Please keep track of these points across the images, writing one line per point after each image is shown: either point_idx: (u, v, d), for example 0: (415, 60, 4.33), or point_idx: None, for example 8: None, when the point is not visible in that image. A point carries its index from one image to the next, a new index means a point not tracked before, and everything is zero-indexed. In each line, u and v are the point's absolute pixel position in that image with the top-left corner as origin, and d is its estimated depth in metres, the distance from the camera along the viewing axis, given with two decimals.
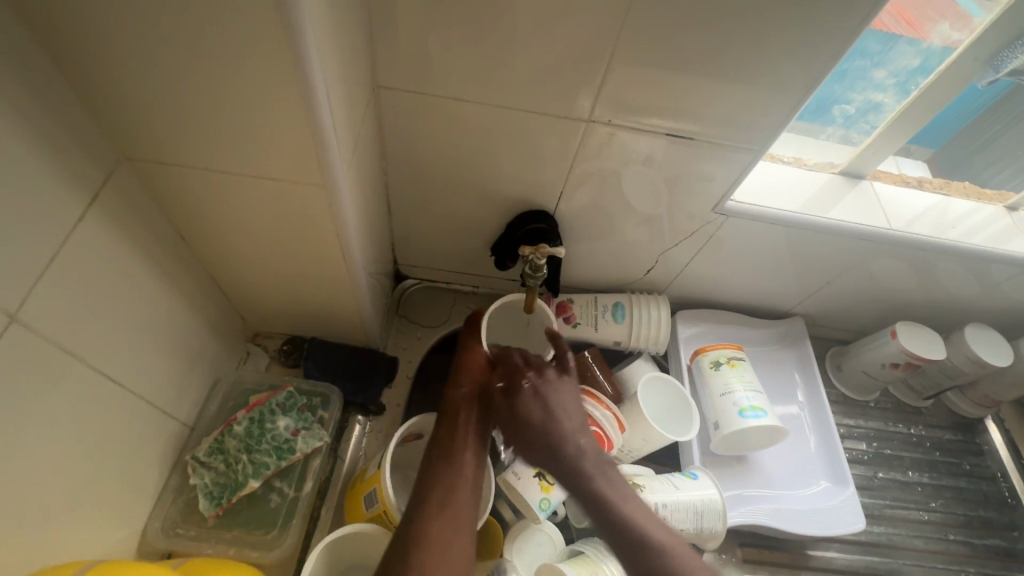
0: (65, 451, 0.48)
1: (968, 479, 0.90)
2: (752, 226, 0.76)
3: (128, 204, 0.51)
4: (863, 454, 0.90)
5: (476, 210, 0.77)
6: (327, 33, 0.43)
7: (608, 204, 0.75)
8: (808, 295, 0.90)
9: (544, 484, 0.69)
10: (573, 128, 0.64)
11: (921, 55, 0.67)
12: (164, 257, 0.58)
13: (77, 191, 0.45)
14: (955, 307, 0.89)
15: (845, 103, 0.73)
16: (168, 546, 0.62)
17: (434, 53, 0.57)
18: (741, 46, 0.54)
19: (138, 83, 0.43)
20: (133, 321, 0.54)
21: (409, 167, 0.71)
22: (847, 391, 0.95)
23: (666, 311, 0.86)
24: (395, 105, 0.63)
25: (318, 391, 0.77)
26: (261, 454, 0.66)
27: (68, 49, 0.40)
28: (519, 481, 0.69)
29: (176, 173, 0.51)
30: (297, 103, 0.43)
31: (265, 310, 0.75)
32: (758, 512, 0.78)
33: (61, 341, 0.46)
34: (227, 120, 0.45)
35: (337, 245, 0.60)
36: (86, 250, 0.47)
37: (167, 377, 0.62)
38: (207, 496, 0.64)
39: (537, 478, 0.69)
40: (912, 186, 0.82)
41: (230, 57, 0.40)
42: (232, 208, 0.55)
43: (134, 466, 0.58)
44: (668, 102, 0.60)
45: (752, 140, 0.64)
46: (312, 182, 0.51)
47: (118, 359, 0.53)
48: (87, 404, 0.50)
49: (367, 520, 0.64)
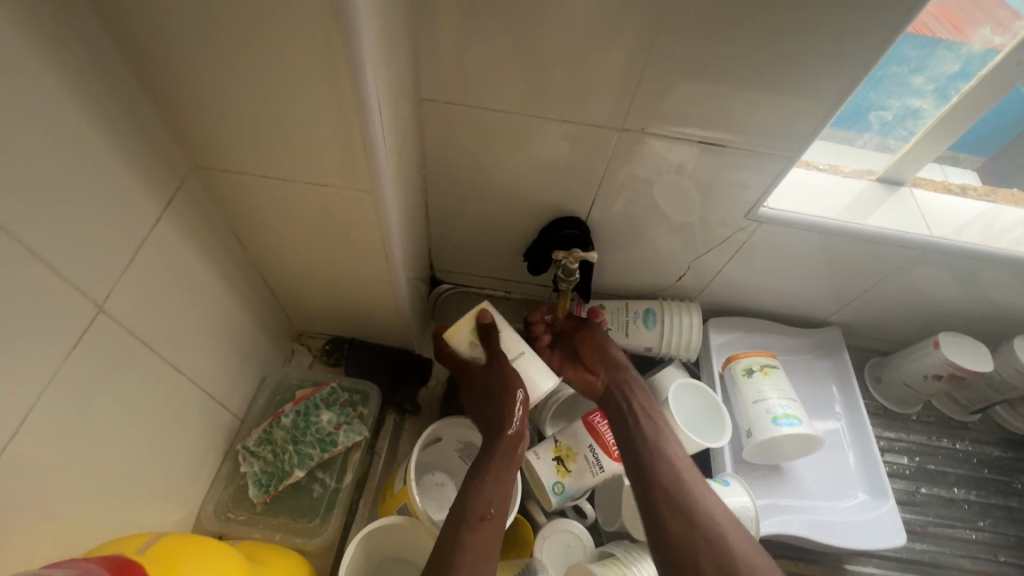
0: (135, 434, 0.53)
1: (1020, 498, 0.86)
2: (786, 233, 0.75)
3: (196, 208, 0.56)
4: (904, 468, 0.87)
5: (511, 216, 0.79)
6: (379, 49, 0.46)
7: (641, 211, 0.76)
8: (846, 304, 0.88)
9: (560, 469, 0.72)
10: (607, 137, 0.66)
11: (960, 60, 0.66)
12: (223, 258, 0.62)
13: (154, 197, 0.50)
14: (1003, 318, 0.86)
15: (882, 109, 0.73)
16: (220, 529, 0.66)
17: (477, 67, 0.60)
18: (773, 57, 0.55)
19: (210, 98, 0.47)
20: (196, 317, 0.59)
21: (447, 175, 0.75)
22: (886, 403, 0.93)
23: (697, 318, 0.86)
24: (437, 116, 0.67)
25: (358, 388, 0.80)
26: (306, 446, 0.70)
27: (151, 67, 0.45)
28: (538, 460, 0.73)
29: (238, 181, 0.55)
30: (352, 113, 0.46)
31: (311, 311, 0.80)
32: (792, 522, 0.77)
33: (136, 332, 0.50)
34: (287, 130, 0.49)
35: (380, 249, 0.63)
36: (160, 248, 0.51)
37: (222, 370, 0.66)
38: (256, 483, 0.68)
39: (554, 461, 0.72)
40: (956, 192, 0.81)
41: (291, 73, 0.44)
42: (286, 213, 0.60)
43: (192, 452, 0.63)
44: (702, 112, 0.61)
45: (785, 147, 0.64)
46: (362, 189, 0.54)
47: (182, 352, 0.58)
48: (155, 391, 0.54)
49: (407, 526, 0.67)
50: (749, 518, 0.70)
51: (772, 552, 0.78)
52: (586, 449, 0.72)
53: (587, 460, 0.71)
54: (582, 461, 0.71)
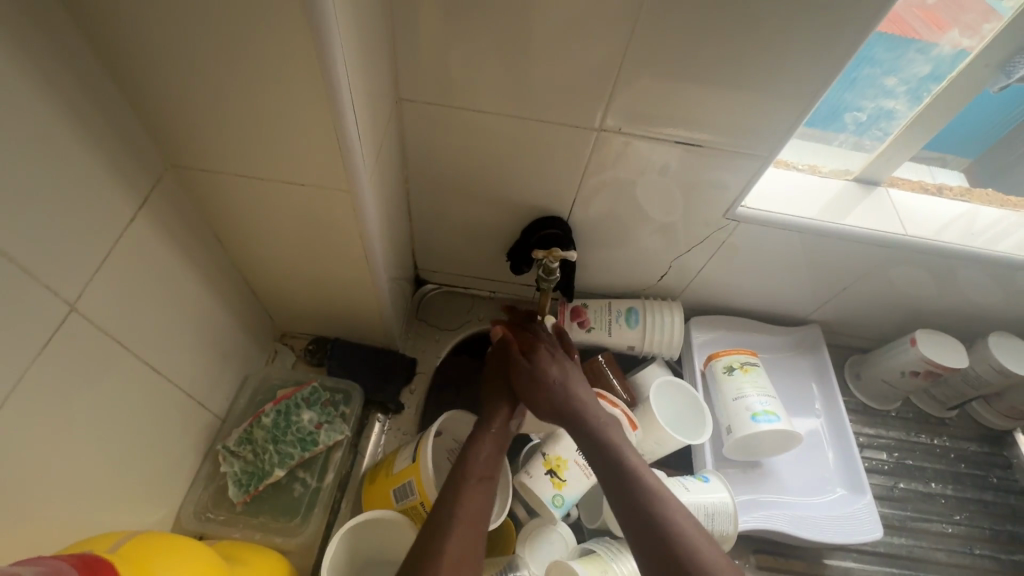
0: (111, 433, 0.52)
1: (995, 492, 0.88)
2: (764, 232, 0.76)
3: (172, 207, 0.56)
4: (883, 464, 0.88)
5: (493, 216, 0.80)
6: (353, 48, 0.46)
7: (622, 211, 0.77)
8: (825, 302, 0.90)
9: (555, 481, 0.71)
10: (585, 137, 0.67)
11: (931, 62, 0.67)
12: (202, 257, 0.62)
13: (128, 195, 0.50)
14: (978, 315, 0.88)
15: (856, 110, 0.74)
16: (200, 529, 0.66)
17: (456, 67, 0.61)
18: (745, 58, 0.56)
19: (183, 97, 0.47)
20: (173, 316, 0.59)
21: (429, 175, 0.75)
22: (865, 400, 0.94)
23: (679, 317, 0.87)
24: (417, 117, 0.67)
25: (341, 388, 0.80)
26: (287, 445, 0.70)
27: (124, 66, 0.45)
28: (532, 478, 0.71)
29: (215, 180, 0.55)
30: (326, 113, 0.47)
31: (293, 311, 0.80)
32: (772, 517, 0.78)
33: (111, 330, 0.50)
34: (261, 128, 0.49)
35: (359, 248, 0.63)
36: (135, 246, 0.51)
37: (202, 370, 0.66)
38: (235, 483, 0.67)
39: (548, 475, 0.71)
40: (931, 192, 0.82)
41: (263, 72, 0.44)
42: (265, 213, 0.60)
43: (170, 452, 0.62)
44: (678, 113, 0.62)
45: (760, 147, 0.65)
46: (339, 188, 0.54)
47: (159, 351, 0.57)
48: (131, 390, 0.54)
49: (397, 510, 0.67)
50: (727, 514, 0.71)
51: (752, 547, 0.79)
52: (574, 452, 0.71)
53: (578, 465, 0.71)
54: (574, 467, 0.71)
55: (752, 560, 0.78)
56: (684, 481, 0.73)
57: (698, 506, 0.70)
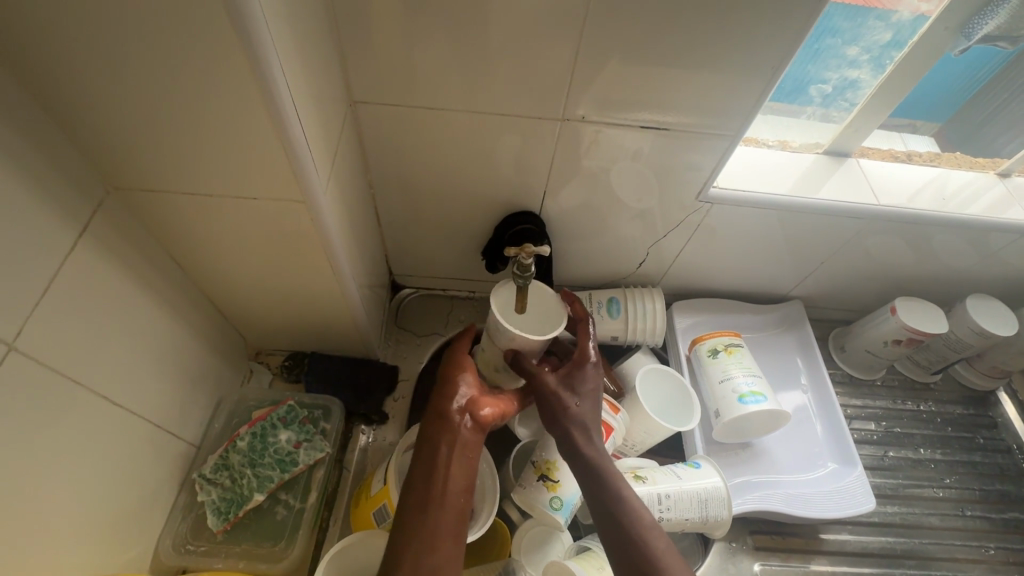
0: (74, 475, 0.50)
1: (983, 453, 0.89)
2: (739, 212, 0.76)
3: (118, 232, 0.53)
4: (872, 434, 0.89)
5: (464, 216, 0.78)
6: (289, 53, 0.44)
7: (595, 201, 0.75)
8: (805, 277, 0.90)
9: (549, 484, 0.69)
10: (548, 128, 0.65)
11: (891, 28, 0.66)
12: (158, 282, 0.59)
13: (67, 224, 0.47)
14: (956, 279, 0.88)
15: (822, 82, 0.73)
16: (182, 563, 0.64)
17: (407, 66, 0.58)
18: (702, 38, 0.55)
19: (114, 117, 0.44)
20: (130, 344, 0.56)
21: (391, 177, 0.73)
22: (851, 371, 0.94)
23: (660, 303, 0.86)
24: (372, 118, 0.65)
25: (319, 403, 0.78)
26: (265, 468, 0.68)
27: (44, 87, 0.42)
28: (525, 489, 0.70)
29: (163, 201, 0.53)
30: (268, 122, 0.44)
31: (265, 329, 0.77)
32: (766, 497, 0.77)
33: (62, 368, 0.48)
34: (203, 143, 0.47)
35: (325, 259, 0.61)
36: (79, 276, 0.49)
37: (170, 398, 0.64)
38: (214, 511, 0.66)
39: (542, 481, 0.69)
40: (902, 160, 0.82)
41: (197, 84, 0.41)
42: (220, 230, 0.57)
43: (142, 486, 0.60)
44: (640, 97, 0.61)
45: (726, 126, 0.64)
46: (294, 199, 0.52)
47: (119, 383, 0.55)
48: (92, 426, 0.51)
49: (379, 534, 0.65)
50: (721, 498, 0.70)
51: (749, 528, 0.78)
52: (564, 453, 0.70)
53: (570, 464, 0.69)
54: (565, 469, 0.69)
55: (749, 542, 0.77)
56: (676, 469, 0.73)
57: (691, 494, 0.70)
